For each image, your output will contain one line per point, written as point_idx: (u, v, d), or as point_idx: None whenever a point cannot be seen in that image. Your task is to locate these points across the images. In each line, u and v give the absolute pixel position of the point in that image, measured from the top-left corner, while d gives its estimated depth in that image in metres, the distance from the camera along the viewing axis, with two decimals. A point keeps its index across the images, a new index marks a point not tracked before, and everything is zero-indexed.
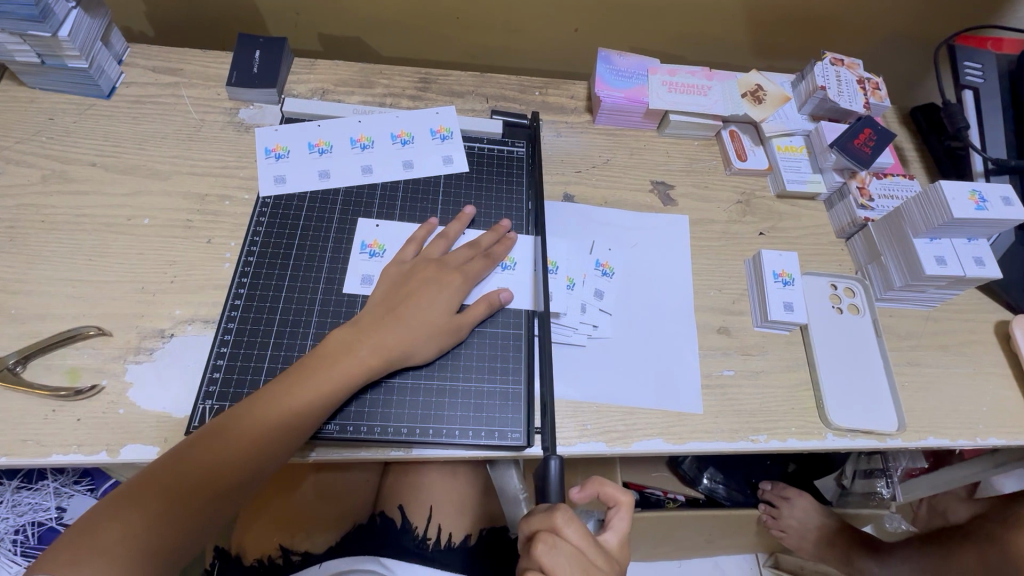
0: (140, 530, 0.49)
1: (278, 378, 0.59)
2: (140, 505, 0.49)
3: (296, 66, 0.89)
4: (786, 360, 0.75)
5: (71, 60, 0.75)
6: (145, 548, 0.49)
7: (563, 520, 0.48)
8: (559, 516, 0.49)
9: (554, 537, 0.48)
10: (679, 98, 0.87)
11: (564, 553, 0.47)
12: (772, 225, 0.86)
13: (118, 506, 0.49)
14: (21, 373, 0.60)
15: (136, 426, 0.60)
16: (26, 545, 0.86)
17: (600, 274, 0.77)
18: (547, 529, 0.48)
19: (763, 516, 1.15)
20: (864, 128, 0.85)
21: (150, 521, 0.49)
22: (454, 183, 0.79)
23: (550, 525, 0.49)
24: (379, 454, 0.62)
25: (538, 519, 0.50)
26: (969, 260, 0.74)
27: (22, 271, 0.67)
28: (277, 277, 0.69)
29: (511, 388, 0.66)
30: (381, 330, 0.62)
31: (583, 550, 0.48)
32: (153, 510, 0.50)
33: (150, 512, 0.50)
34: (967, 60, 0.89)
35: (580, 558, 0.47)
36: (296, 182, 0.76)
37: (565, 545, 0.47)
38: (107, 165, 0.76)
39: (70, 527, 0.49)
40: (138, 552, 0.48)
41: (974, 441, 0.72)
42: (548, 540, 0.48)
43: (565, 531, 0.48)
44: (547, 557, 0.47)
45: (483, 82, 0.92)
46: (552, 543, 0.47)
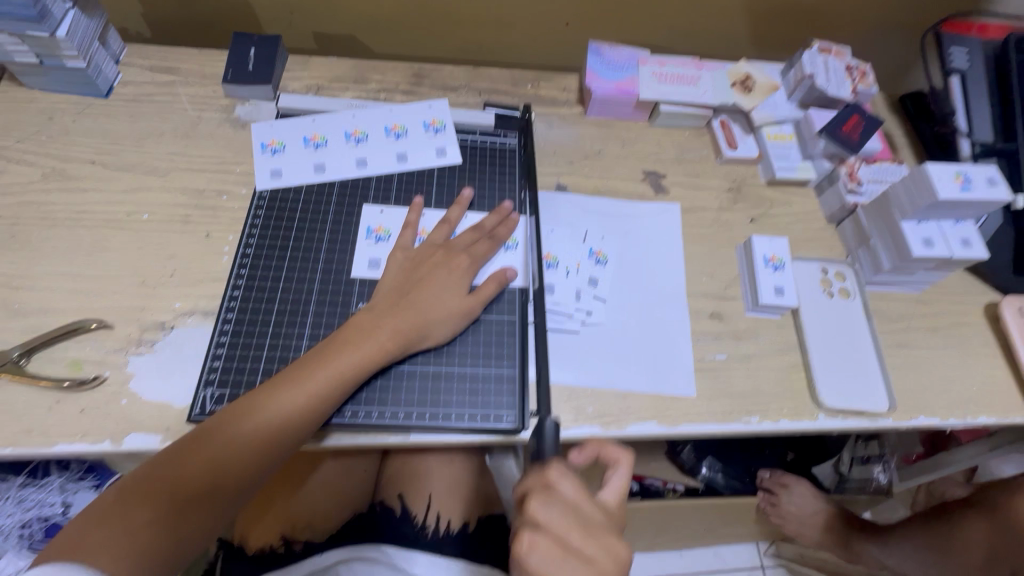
0: (164, 514, 0.51)
1: (294, 363, 0.61)
2: (164, 489, 0.52)
3: (290, 63, 0.90)
4: (777, 343, 0.76)
5: (69, 60, 0.76)
6: (170, 530, 0.51)
7: (556, 475, 0.50)
8: (552, 472, 0.50)
9: (548, 491, 0.49)
10: (669, 88, 0.88)
11: (559, 506, 0.48)
12: (763, 212, 0.87)
13: (143, 490, 0.51)
14: (25, 366, 0.62)
15: (139, 416, 0.61)
16: (33, 539, 0.87)
17: (594, 261, 0.77)
18: (541, 485, 0.50)
19: (762, 503, 1.16)
20: (852, 114, 0.86)
21: (175, 503, 0.52)
22: (448, 174, 0.80)
23: (544, 482, 0.50)
24: (377, 439, 0.63)
25: (532, 480, 0.51)
26: (956, 241, 0.75)
27: (25, 268, 0.68)
28: (275, 267, 0.70)
29: (506, 373, 0.67)
30: (393, 312, 0.63)
31: (578, 503, 0.49)
32: (178, 494, 0.52)
33: (174, 496, 0.52)
34: (953, 46, 0.91)
35: (575, 511, 0.48)
36: (293, 175, 0.77)
37: (559, 499, 0.48)
38: (106, 163, 0.77)
39: (95, 507, 0.51)
40: (162, 533, 0.51)
41: (963, 420, 0.73)
42: (542, 494, 0.49)
43: (558, 485, 0.49)
44: (542, 511, 0.48)
45: (475, 76, 0.93)
46: (547, 497, 0.48)
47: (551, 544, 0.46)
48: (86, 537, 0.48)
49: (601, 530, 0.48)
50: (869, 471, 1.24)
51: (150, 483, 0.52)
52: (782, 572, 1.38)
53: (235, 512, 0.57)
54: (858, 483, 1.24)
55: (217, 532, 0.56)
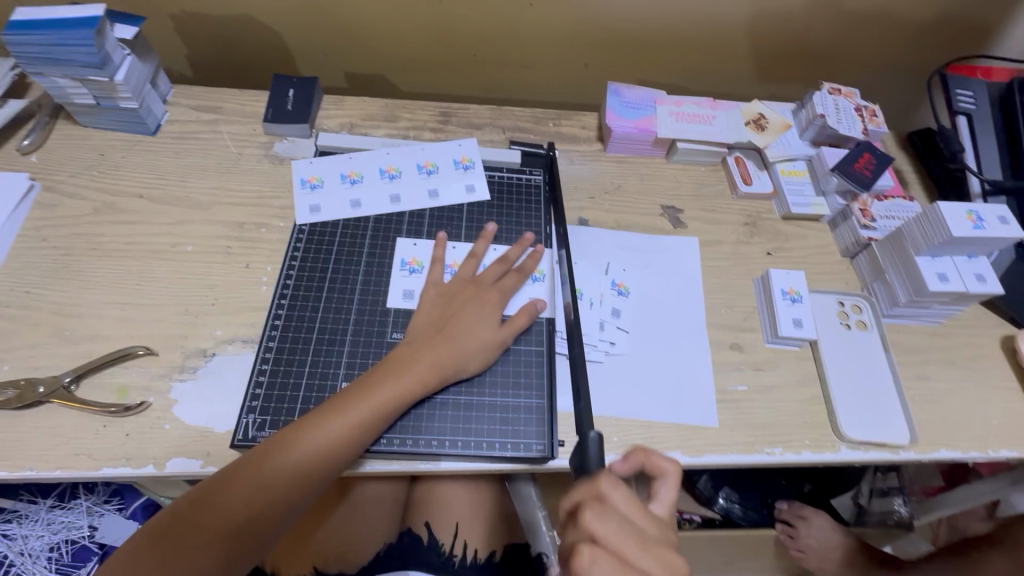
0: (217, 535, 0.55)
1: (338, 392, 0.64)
2: (218, 513, 0.55)
3: (326, 103, 0.95)
4: (797, 375, 0.77)
5: (123, 101, 0.82)
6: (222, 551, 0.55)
7: (608, 486, 0.51)
8: (604, 482, 0.51)
9: (601, 503, 0.50)
10: (686, 127, 0.92)
11: (614, 518, 0.49)
12: (779, 245, 0.89)
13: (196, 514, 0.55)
14: (74, 391, 0.65)
15: (180, 441, 0.63)
16: (61, 561, 0.89)
17: (617, 293, 0.80)
18: (594, 498, 0.51)
19: (781, 535, 1.16)
20: (862, 152, 0.90)
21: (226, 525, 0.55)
22: (477, 210, 0.84)
23: (596, 493, 0.51)
24: (410, 466, 0.65)
25: (582, 490, 0.52)
26: (970, 276, 0.77)
27: (76, 296, 0.71)
28: (314, 298, 0.73)
29: (535, 402, 0.69)
30: (431, 346, 0.66)
31: (632, 515, 0.50)
32: (228, 516, 0.55)
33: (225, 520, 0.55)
34: (959, 88, 0.94)
35: (631, 524, 0.49)
36: (330, 210, 0.81)
37: (614, 511, 0.50)
38: (153, 197, 0.81)
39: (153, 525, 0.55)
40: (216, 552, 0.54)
41: (985, 453, 0.74)
42: (596, 507, 0.50)
43: (611, 495, 0.51)
44: (599, 523, 0.49)
45: (499, 114, 0.98)
46: (602, 510, 0.49)
47: (611, 557, 0.47)
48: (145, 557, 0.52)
49: (656, 544, 0.50)
50: (889, 503, 1.25)
51: (200, 508, 0.55)
52: None
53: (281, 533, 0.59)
54: (879, 516, 1.25)
55: (264, 552, 0.59)
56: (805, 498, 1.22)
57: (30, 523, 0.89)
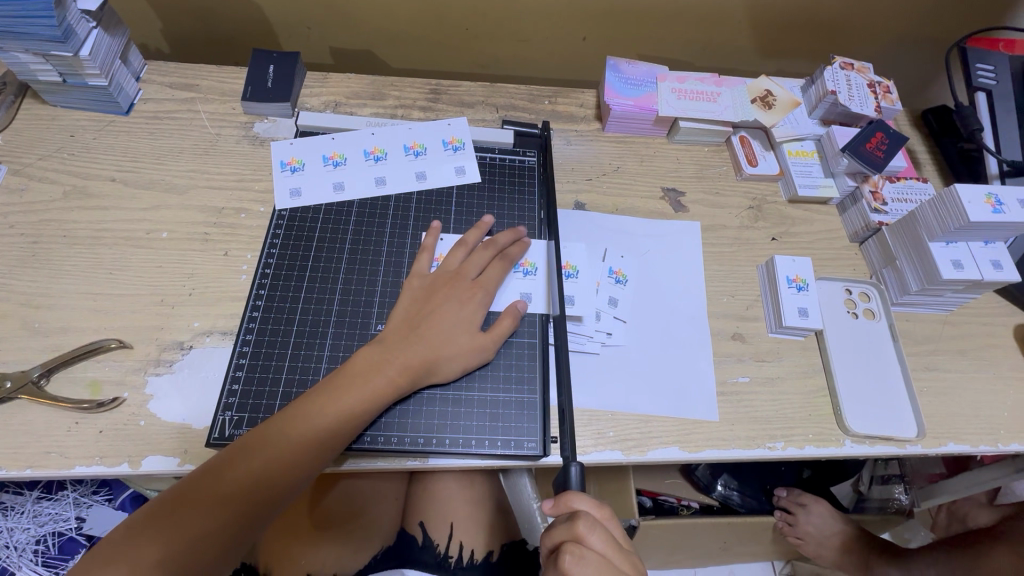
0: (177, 548, 0.49)
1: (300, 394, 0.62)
2: (177, 523, 0.50)
3: (309, 79, 0.90)
4: (801, 366, 0.74)
5: (91, 78, 0.77)
6: (181, 563, 0.49)
7: (586, 528, 0.49)
8: (582, 524, 0.49)
9: (579, 546, 0.48)
10: (689, 105, 0.87)
11: (592, 563, 0.48)
12: (784, 230, 0.85)
13: (153, 526, 0.50)
14: (44, 387, 0.62)
15: (157, 438, 0.60)
16: (47, 554, 0.86)
17: (614, 281, 0.76)
18: (573, 539, 0.49)
19: (779, 523, 1.12)
20: (876, 131, 0.85)
21: (189, 539, 0.50)
22: (467, 193, 0.80)
23: (574, 535, 0.49)
24: (396, 464, 0.62)
25: (561, 530, 0.50)
26: (987, 263, 0.73)
27: (45, 286, 0.68)
28: (294, 288, 0.70)
29: (526, 397, 0.66)
30: (404, 346, 0.62)
31: (609, 557, 0.49)
32: (191, 531, 0.50)
33: (185, 530, 0.50)
34: (978, 63, 0.89)
35: (608, 566, 0.48)
36: (312, 194, 0.76)
37: (592, 555, 0.48)
38: (126, 180, 0.77)
39: (106, 543, 0.49)
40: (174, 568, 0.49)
41: (994, 447, 0.71)
42: (574, 551, 0.48)
43: (589, 538, 0.49)
44: (576, 569, 0.47)
45: (492, 92, 0.93)
46: (580, 554, 0.48)
47: None
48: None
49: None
50: (890, 491, 1.23)
51: (161, 520, 0.50)
52: None
53: (250, 545, 0.55)
54: (878, 503, 1.24)
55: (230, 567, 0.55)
56: (804, 483, 1.22)
57: (16, 515, 0.87)
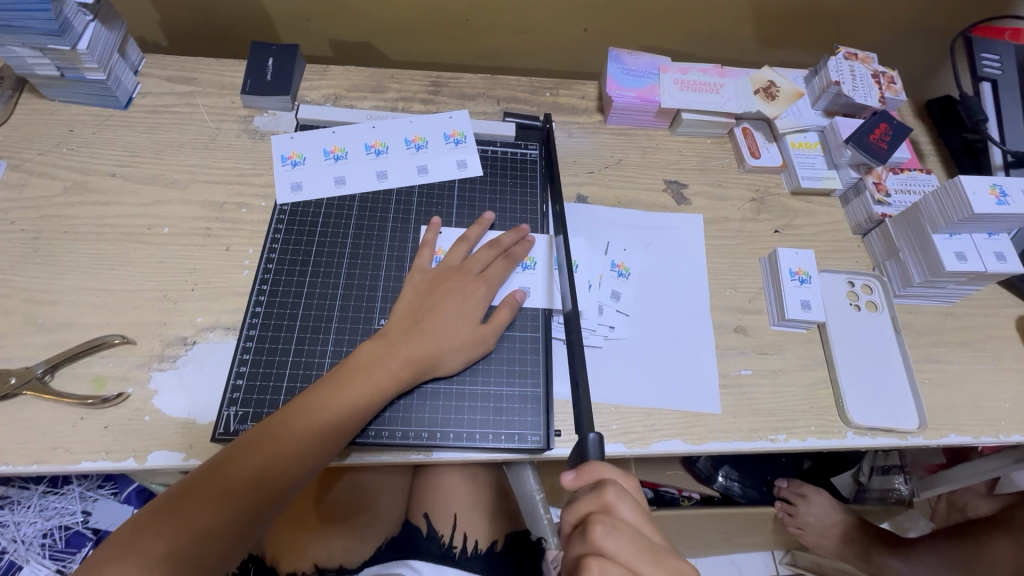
0: (183, 543, 0.50)
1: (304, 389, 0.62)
2: (183, 518, 0.50)
3: (309, 72, 0.89)
4: (804, 358, 0.74)
5: (89, 72, 0.76)
6: (188, 558, 0.50)
7: (615, 496, 0.49)
8: (610, 492, 0.49)
9: (609, 516, 0.48)
10: (692, 97, 0.87)
11: (624, 531, 0.47)
12: (787, 222, 0.85)
13: (158, 522, 0.50)
14: (49, 383, 0.62)
15: (162, 433, 0.61)
16: (55, 548, 0.87)
17: (616, 274, 0.76)
18: (602, 509, 0.49)
19: (781, 513, 1.14)
20: (879, 122, 0.84)
21: (195, 533, 0.50)
22: (469, 186, 0.79)
23: (603, 505, 0.49)
24: (401, 457, 0.62)
25: (588, 501, 0.50)
26: (990, 254, 0.73)
27: (48, 282, 0.68)
28: (297, 283, 0.70)
29: (530, 391, 0.66)
30: (406, 340, 0.62)
31: (639, 525, 0.49)
32: (196, 525, 0.50)
33: (191, 525, 0.50)
34: (984, 52, 0.88)
35: (640, 534, 0.48)
36: (313, 188, 0.76)
37: (623, 523, 0.48)
38: (126, 175, 0.77)
39: (114, 538, 0.49)
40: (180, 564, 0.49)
41: (996, 438, 0.72)
42: (605, 521, 0.48)
43: (618, 506, 0.49)
44: (609, 538, 0.47)
45: (494, 84, 0.92)
46: (611, 523, 0.47)
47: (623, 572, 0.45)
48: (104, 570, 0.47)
49: (666, 554, 0.48)
50: (890, 481, 1.23)
51: (165, 516, 0.50)
52: None
53: (255, 540, 0.56)
54: (878, 493, 1.24)
55: (235, 562, 0.55)
56: (804, 475, 1.22)
57: (22, 510, 0.87)
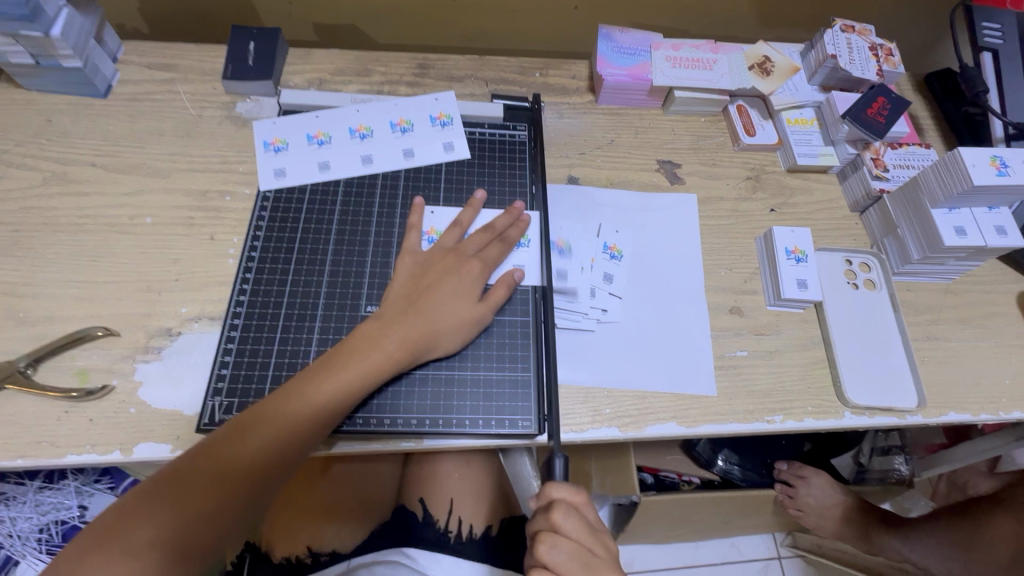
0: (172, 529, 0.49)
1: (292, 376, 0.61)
2: (171, 503, 0.49)
3: (291, 56, 0.87)
4: (800, 338, 0.73)
5: (65, 59, 0.74)
6: (177, 544, 0.49)
7: (562, 517, 0.48)
8: (557, 514, 0.48)
9: (555, 535, 0.48)
10: (684, 74, 0.84)
11: (566, 550, 0.48)
12: (783, 201, 0.83)
13: (148, 507, 0.49)
14: (32, 376, 0.61)
15: (148, 425, 0.60)
16: (52, 543, 0.86)
17: (609, 257, 0.75)
18: (549, 527, 0.49)
19: (781, 496, 1.12)
20: (877, 96, 0.82)
21: (184, 520, 0.49)
22: (456, 169, 0.78)
23: (550, 524, 0.49)
24: (391, 445, 0.61)
25: (538, 517, 0.50)
26: (990, 229, 0.71)
27: (28, 275, 0.67)
28: (281, 270, 0.68)
29: (520, 375, 0.65)
30: (400, 323, 0.61)
31: (584, 542, 0.49)
32: (184, 512, 0.50)
33: (182, 511, 0.50)
34: (986, 22, 0.86)
35: (582, 552, 0.48)
36: (296, 174, 0.75)
37: (565, 542, 0.48)
38: (107, 165, 0.75)
39: (97, 525, 0.48)
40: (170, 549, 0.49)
41: (996, 415, 0.71)
42: (548, 539, 0.48)
43: (563, 527, 0.48)
44: (549, 555, 0.48)
45: (481, 65, 0.90)
46: (553, 542, 0.48)
47: None
48: (90, 558, 0.46)
49: (606, 567, 0.49)
50: (890, 462, 1.22)
51: (154, 502, 0.49)
52: (799, 562, 1.36)
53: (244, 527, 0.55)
54: (879, 474, 1.22)
55: (226, 547, 0.54)
56: (805, 457, 1.22)
57: (19, 505, 0.86)
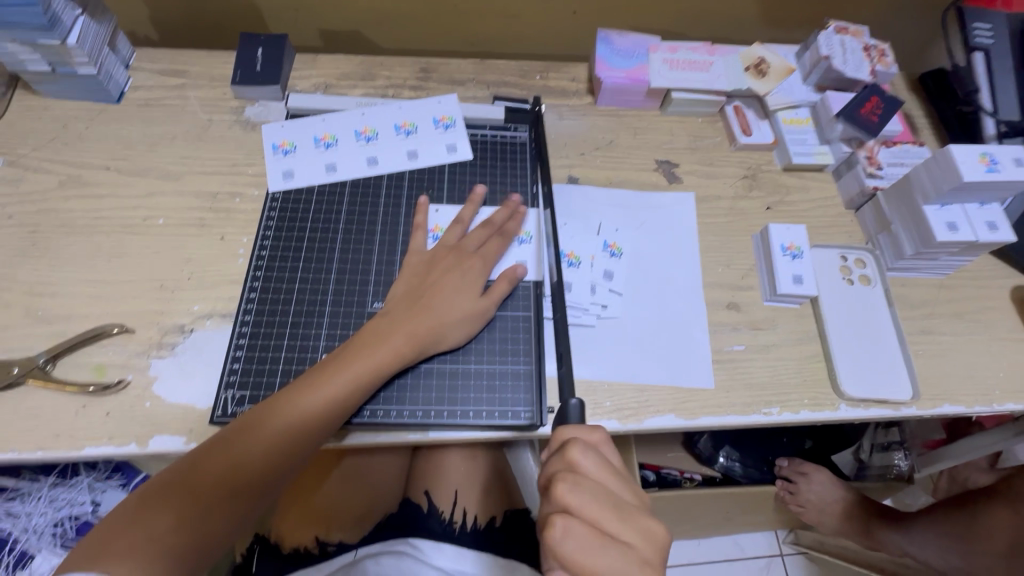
0: (191, 515, 0.51)
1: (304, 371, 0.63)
2: (189, 490, 0.52)
3: (298, 62, 0.90)
4: (797, 333, 0.75)
5: (80, 66, 0.77)
6: (197, 529, 0.51)
7: (579, 452, 0.50)
8: (574, 449, 0.50)
9: (574, 472, 0.49)
10: (681, 75, 0.86)
11: (588, 487, 0.48)
12: (779, 199, 0.85)
13: (168, 494, 0.52)
14: (51, 372, 0.63)
15: (162, 418, 0.62)
16: (65, 537, 0.89)
17: (609, 255, 0.77)
18: (567, 468, 0.49)
19: (781, 492, 1.13)
20: (870, 96, 0.84)
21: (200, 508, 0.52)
22: (459, 170, 0.80)
23: (567, 463, 0.50)
24: (398, 437, 0.63)
25: (555, 463, 0.51)
26: (981, 224, 0.73)
27: (46, 275, 0.69)
28: (290, 268, 0.71)
29: (523, 368, 0.67)
30: (407, 318, 0.63)
31: (605, 481, 0.49)
32: (202, 498, 0.52)
33: (200, 497, 0.52)
34: (975, 22, 0.88)
35: (605, 490, 0.48)
36: (304, 176, 0.77)
37: (586, 479, 0.48)
38: (120, 168, 0.78)
39: (121, 510, 0.51)
40: (190, 534, 0.51)
41: (989, 407, 0.72)
42: (568, 477, 0.49)
43: (581, 461, 0.49)
44: (571, 495, 0.48)
45: (483, 68, 0.92)
46: (574, 480, 0.48)
47: (586, 527, 0.46)
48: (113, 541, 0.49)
49: (632, 508, 0.49)
50: (890, 458, 1.23)
51: (174, 489, 0.52)
52: (801, 559, 1.37)
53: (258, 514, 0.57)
54: (879, 470, 1.23)
55: (242, 533, 0.57)
56: (806, 454, 1.19)
57: (33, 501, 0.89)
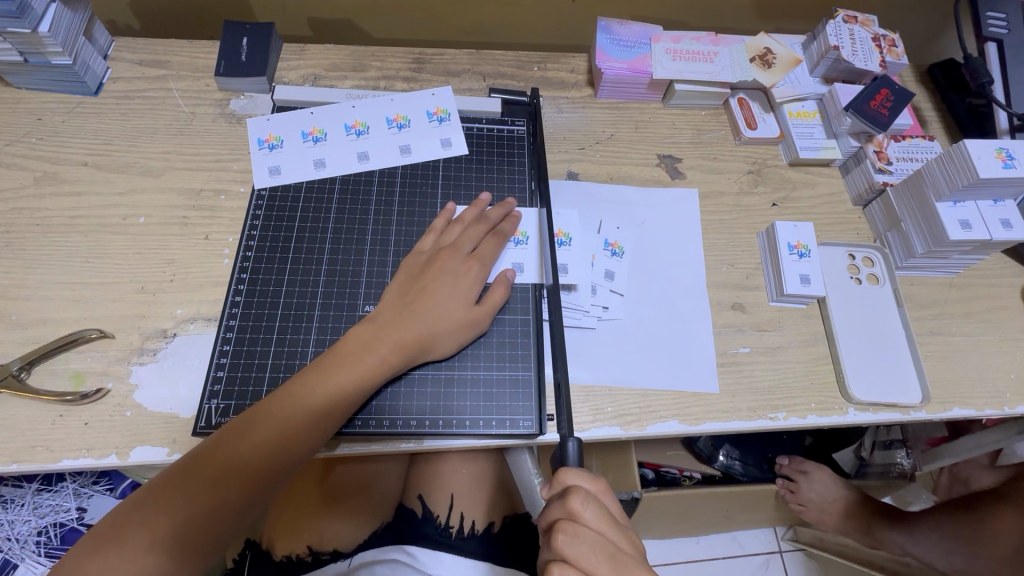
0: (167, 532, 0.48)
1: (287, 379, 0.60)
2: (165, 506, 0.49)
3: (285, 52, 0.86)
4: (803, 334, 0.72)
5: (54, 56, 0.73)
6: (173, 547, 0.48)
7: (580, 503, 0.47)
8: (575, 500, 0.47)
9: (574, 524, 0.47)
10: (685, 66, 0.83)
11: (587, 540, 0.46)
12: (785, 195, 0.83)
13: (143, 510, 0.49)
14: (26, 380, 0.60)
15: (143, 428, 0.59)
16: (50, 545, 0.86)
17: (610, 254, 0.74)
18: (566, 517, 0.47)
19: (782, 491, 1.11)
20: (880, 88, 0.81)
21: (175, 524, 0.49)
22: (454, 167, 0.77)
23: (568, 513, 0.47)
24: (391, 447, 0.61)
25: (555, 508, 0.49)
26: (995, 222, 0.70)
27: (20, 278, 0.66)
28: (277, 270, 0.67)
29: (521, 375, 0.64)
30: (395, 324, 0.60)
31: (605, 532, 0.47)
32: (179, 515, 0.49)
33: (176, 513, 0.49)
34: (989, 11, 0.85)
35: (605, 543, 0.46)
36: (291, 172, 0.73)
37: (586, 532, 0.47)
38: (99, 164, 0.74)
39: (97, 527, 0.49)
40: (166, 552, 0.48)
41: (1000, 410, 0.70)
42: (568, 529, 0.47)
43: (582, 514, 0.47)
44: (570, 548, 0.46)
45: (478, 59, 0.89)
46: (573, 533, 0.46)
47: None
48: (85, 562, 0.46)
49: (630, 560, 0.47)
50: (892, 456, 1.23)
51: (149, 505, 0.49)
52: (800, 556, 1.36)
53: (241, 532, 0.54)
54: (880, 468, 1.24)
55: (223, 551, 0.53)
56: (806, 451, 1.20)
57: (16, 508, 0.86)
